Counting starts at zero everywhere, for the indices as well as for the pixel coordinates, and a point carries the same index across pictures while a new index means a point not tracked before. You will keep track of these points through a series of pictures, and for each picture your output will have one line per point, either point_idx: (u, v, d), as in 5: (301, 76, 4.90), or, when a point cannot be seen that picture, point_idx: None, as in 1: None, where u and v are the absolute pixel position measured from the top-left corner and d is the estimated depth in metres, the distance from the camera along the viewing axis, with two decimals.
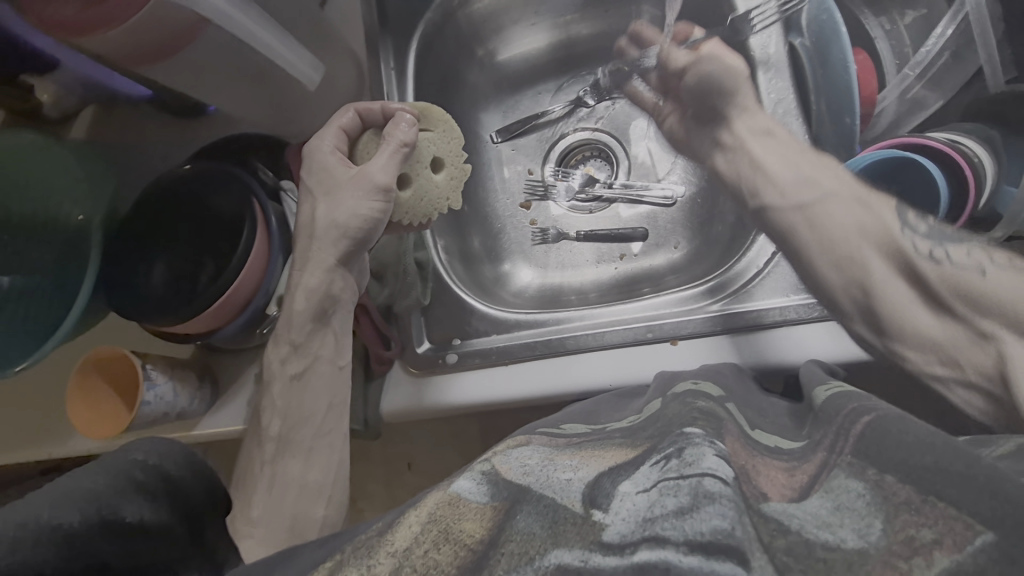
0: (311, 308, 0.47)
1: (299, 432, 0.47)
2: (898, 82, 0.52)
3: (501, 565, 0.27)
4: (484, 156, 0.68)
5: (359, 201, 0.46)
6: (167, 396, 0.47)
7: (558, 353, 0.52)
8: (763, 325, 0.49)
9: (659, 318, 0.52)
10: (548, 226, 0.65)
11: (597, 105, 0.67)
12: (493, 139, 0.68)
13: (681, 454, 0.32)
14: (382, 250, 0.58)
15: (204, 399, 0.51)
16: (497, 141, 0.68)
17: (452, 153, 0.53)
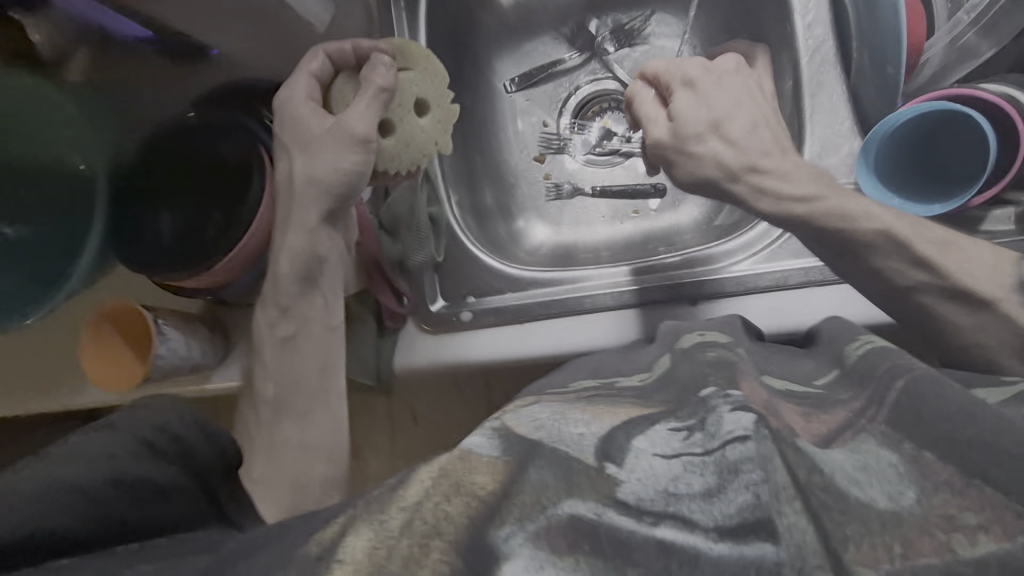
0: (297, 272, 0.52)
1: (293, 396, 0.54)
2: (950, 27, 0.55)
3: (514, 512, 0.31)
4: (499, 106, 0.75)
5: (338, 153, 0.49)
6: (180, 349, 0.56)
7: (572, 311, 0.61)
8: (787, 284, 0.57)
9: (677, 278, 0.60)
10: (563, 181, 0.74)
11: (616, 52, 0.75)
12: (508, 88, 0.75)
13: (703, 429, 0.36)
14: (398, 202, 0.64)
15: (216, 349, 0.61)
16: (513, 90, 0.75)
17: (434, 95, 0.57)
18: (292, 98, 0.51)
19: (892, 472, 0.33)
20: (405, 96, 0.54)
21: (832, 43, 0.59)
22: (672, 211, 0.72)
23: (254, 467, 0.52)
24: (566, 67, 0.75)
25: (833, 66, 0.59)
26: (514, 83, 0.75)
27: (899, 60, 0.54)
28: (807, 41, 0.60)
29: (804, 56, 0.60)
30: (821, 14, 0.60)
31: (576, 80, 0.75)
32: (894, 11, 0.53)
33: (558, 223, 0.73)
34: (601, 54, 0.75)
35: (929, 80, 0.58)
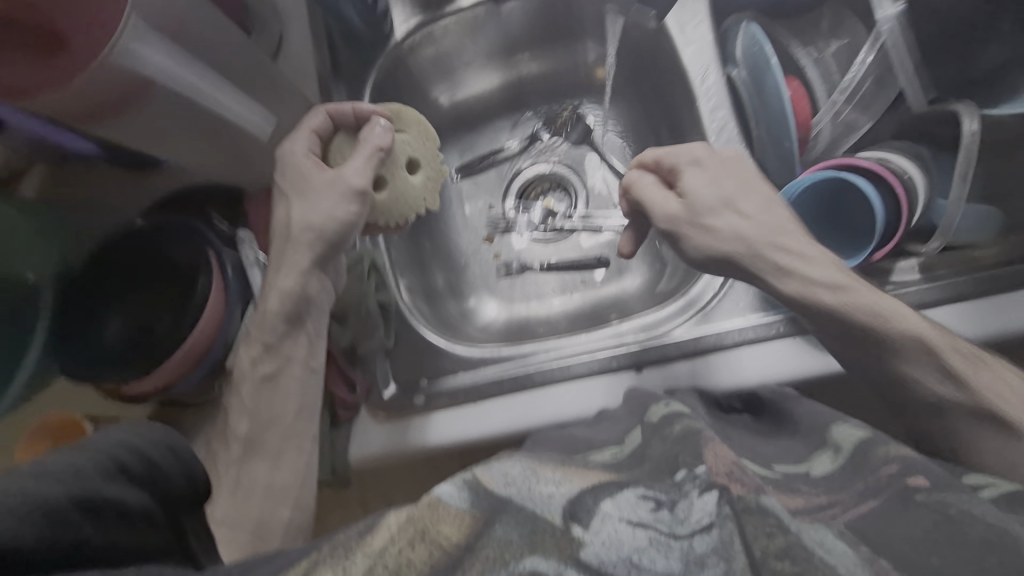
0: (286, 312, 0.58)
1: (266, 434, 0.58)
2: (829, 106, 0.63)
3: (476, 566, 0.31)
4: (446, 194, 0.80)
5: (335, 203, 0.57)
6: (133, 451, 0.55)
7: (524, 387, 0.62)
8: (728, 343, 0.59)
9: (621, 344, 0.63)
10: (512, 259, 0.78)
11: (550, 138, 0.81)
12: (454, 177, 0.80)
13: (672, 509, 0.35)
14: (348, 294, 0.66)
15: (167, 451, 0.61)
16: (458, 178, 0.80)
17: (424, 153, 0.66)
18: (295, 150, 0.59)
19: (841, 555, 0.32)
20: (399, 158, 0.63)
21: (735, 123, 0.66)
22: (617, 280, 0.75)
23: (220, 503, 0.57)
24: (506, 154, 0.81)
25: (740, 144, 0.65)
26: (460, 172, 0.80)
27: (792, 137, 0.60)
28: (713, 123, 0.66)
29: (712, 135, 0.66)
30: (722, 99, 0.66)
31: (516, 164, 0.81)
32: (778, 96, 0.59)
33: (508, 299, 0.76)
34: (537, 140, 0.81)
35: (823, 150, 0.65)
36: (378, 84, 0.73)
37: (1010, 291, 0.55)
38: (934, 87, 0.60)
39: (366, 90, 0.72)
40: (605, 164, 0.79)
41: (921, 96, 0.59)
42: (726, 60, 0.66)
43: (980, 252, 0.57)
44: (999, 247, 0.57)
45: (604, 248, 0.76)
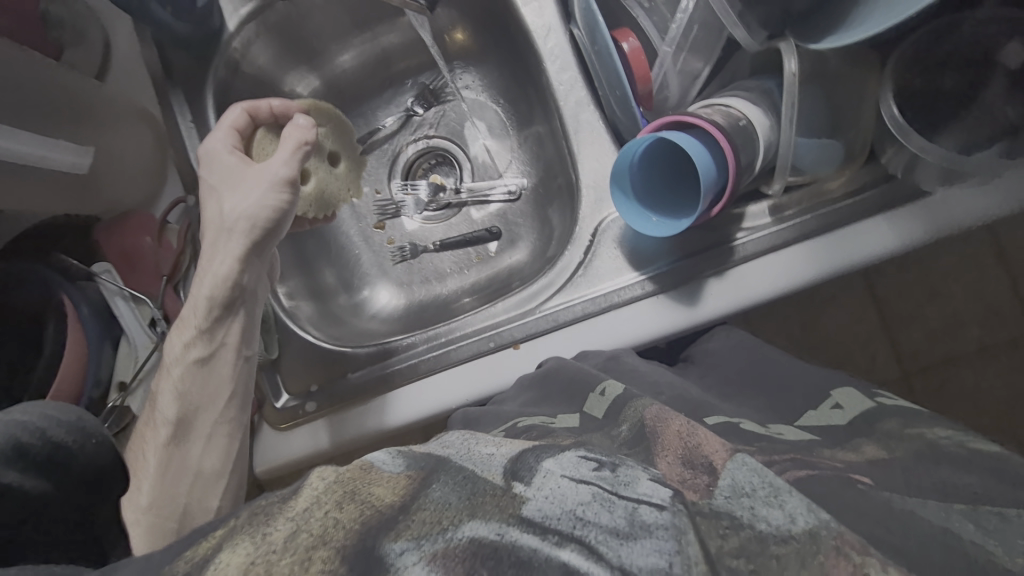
0: (221, 299, 0.54)
1: (198, 418, 0.55)
2: (661, 59, 0.59)
3: (410, 530, 0.29)
4: None
5: (264, 194, 0.52)
6: None
7: (408, 381, 0.62)
8: (609, 304, 0.58)
9: (500, 325, 0.61)
10: (405, 243, 0.77)
11: (426, 112, 0.78)
12: None
13: (615, 470, 0.36)
14: None
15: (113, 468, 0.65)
16: None
17: (344, 146, 0.65)
18: (217, 148, 0.56)
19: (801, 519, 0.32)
20: (320, 152, 0.62)
21: (583, 83, 0.63)
22: (510, 251, 0.74)
23: (147, 492, 0.52)
24: (384, 134, 0.79)
25: (589, 107, 0.62)
26: None
27: (623, 86, 0.58)
28: (561, 85, 0.63)
29: (562, 98, 0.63)
30: (567, 60, 0.63)
31: (397, 144, 0.79)
32: (609, 54, 0.57)
33: (405, 285, 0.76)
34: (413, 115, 0.79)
35: (676, 98, 0.61)
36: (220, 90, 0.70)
37: (854, 224, 0.53)
38: (763, 26, 0.51)
39: (207, 95, 0.69)
40: (485, 131, 0.77)
41: (757, 35, 0.51)
42: (568, 15, 0.63)
43: (830, 184, 0.54)
44: (845, 178, 0.53)
45: (494, 219, 0.75)
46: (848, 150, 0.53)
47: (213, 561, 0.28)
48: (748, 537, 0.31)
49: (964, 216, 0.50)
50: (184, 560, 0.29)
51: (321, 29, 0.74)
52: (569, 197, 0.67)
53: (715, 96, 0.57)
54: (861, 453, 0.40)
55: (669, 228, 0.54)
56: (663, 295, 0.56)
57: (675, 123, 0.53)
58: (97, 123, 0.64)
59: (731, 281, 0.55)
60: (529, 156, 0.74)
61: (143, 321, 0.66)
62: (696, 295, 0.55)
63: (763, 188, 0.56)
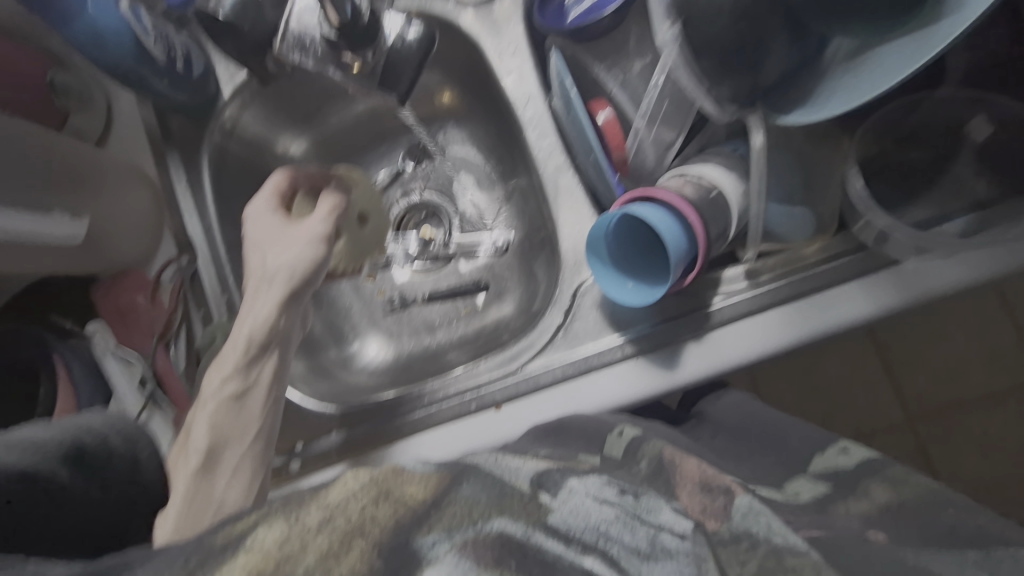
0: (262, 338, 0.54)
1: (224, 451, 0.52)
2: (634, 132, 0.62)
3: (442, 524, 0.29)
4: None
5: (303, 249, 0.55)
6: None
7: (395, 439, 0.63)
8: (591, 366, 0.59)
9: (482, 388, 0.62)
10: (395, 294, 0.78)
11: (414, 168, 0.81)
12: None
13: (638, 497, 0.36)
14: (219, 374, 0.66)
15: None
16: None
17: (371, 205, 0.67)
18: (259, 210, 0.58)
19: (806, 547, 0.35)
20: (353, 213, 0.64)
21: (561, 149, 0.66)
22: (498, 304, 0.75)
23: (173, 514, 0.48)
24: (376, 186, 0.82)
25: (567, 172, 0.66)
26: None
27: (596, 148, 0.60)
28: (541, 150, 0.67)
29: (541, 163, 0.67)
30: (544, 127, 0.67)
31: (388, 199, 0.81)
32: (582, 125, 0.60)
33: (394, 336, 0.77)
34: (402, 171, 0.81)
35: (653, 164, 0.63)
36: (215, 157, 0.75)
37: (828, 290, 0.53)
38: (732, 101, 0.53)
39: (203, 162, 0.74)
40: (473, 185, 0.80)
41: (724, 110, 0.53)
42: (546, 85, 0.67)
43: (805, 250, 0.54)
44: (819, 245, 0.54)
45: (482, 272, 0.77)
46: (819, 220, 0.54)
47: (246, 542, 0.27)
48: (765, 557, 0.34)
49: (941, 285, 0.51)
50: (223, 535, 0.29)
51: (314, 95, 0.79)
52: (551, 254, 0.69)
53: (688, 163, 0.60)
54: (861, 504, 0.45)
55: (646, 295, 0.56)
56: (642, 359, 0.58)
57: (645, 199, 0.55)
58: (95, 185, 0.66)
59: (708, 346, 0.56)
60: (516, 214, 0.77)
61: (133, 380, 0.68)
62: (674, 359, 0.57)
63: (739, 251, 0.59)
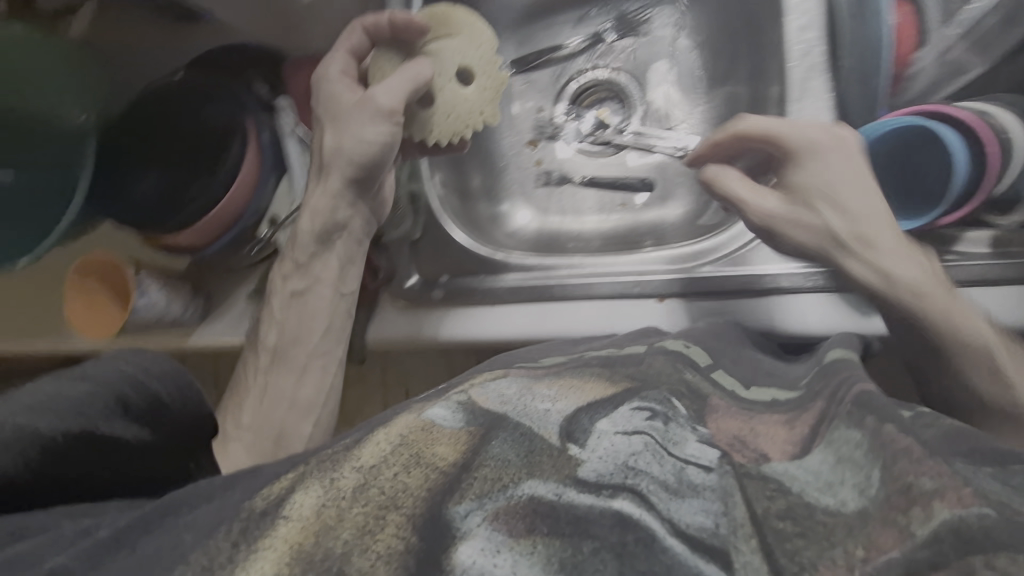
0: (315, 229, 0.61)
1: (292, 348, 0.62)
2: (939, 40, 0.58)
3: (474, 488, 0.30)
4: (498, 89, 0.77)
5: (364, 127, 0.55)
6: (158, 303, 0.67)
7: (546, 299, 0.63)
8: (768, 288, 0.58)
9: (647, 273, 0.62)
10: (553, 168, 0.76)
11: (616, 41, 0.76)
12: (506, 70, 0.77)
13: (666, 424, 0.36)
14: None
15: (196, 311, 0.71)
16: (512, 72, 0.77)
17: (480, 59, 0.60)
18: (329, 73, 0.58)
19: (860, 453, 0.33)
20: (447, 66, 0.59)
21: (824, 45, 0.60)
22: (659, 207, 0.73)
23: (247, 412, 0.60)
24: (564, 53, 0.77)
25: (821, 74, 0.60)
26: (512, 63, 0.77)
27: (880, 69, 0.57)
28: (797, 45, 0.61)
29: (794, 57, 0.61)
30: (812, 18, 0.61)
31: (575, 65, 0.77)
32: (880, 22, 0.57)
33: (542, 209, 0.76)
34: (600, 42, 0.76)
35: (919, 93, 0.60)
36: None
37: None
38: None
39: None
40: (671, 77, 0.75)
41: None
42: None
43: None
44: None
45: (651, 170, 0.74)
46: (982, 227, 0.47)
47: (286, 505, 0.30)
48: (795, 503, 0.31)
49: None
50: (260, 498, 0.31)
51: None
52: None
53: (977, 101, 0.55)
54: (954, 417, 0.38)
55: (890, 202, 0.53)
56: (835, 295, 0.56)
57: (928, 113, 0.54)
58: None
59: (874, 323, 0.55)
60: (712, 119, 0.73)
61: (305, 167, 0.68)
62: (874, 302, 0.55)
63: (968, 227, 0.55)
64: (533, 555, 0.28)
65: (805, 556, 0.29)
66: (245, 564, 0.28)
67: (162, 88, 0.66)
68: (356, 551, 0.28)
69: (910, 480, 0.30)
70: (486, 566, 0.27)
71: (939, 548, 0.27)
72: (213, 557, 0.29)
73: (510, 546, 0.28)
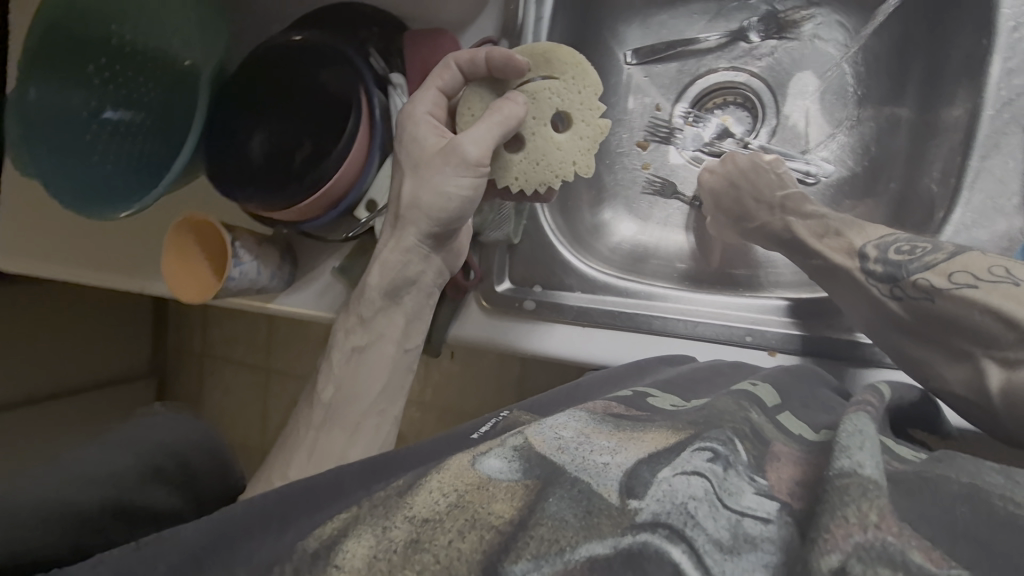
0: (383, 285, 0.62)
1: (349, 406, 0.61)
2: None
3: (530, 549, 0.26)
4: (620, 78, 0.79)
5: (451, 174, 0.56)
6: (250, 272, 0.66)
7: (647, 332, 0.64)
8: (882, 362, 0.58)
9: (760, 324, 0.63)
10: (663, 174, 0.79)
11: (758, 43, 0.76)
12: (629, 59, 0.79)
13: (726, 470, 0.32)
14: None
15: (282, 276, 0.72)
16: (632, 62, 0.79)
17: (580, 102, 0.58)
18: (417, 108, 0.59)
19: (859, 439, 0.34)
20: (544, 109, 0.58)
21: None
22: None
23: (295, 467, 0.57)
24: (700, 47, 0.78)
25: (1018, 130, 0.59)
26: (637, 53, 0.78)
27: None
28: (998, 91, 0.60)
29: (991, 105, 0.60)
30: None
31: (705, 62, 0.78)
32: None
33: (646, 220, 0.79)
34: (741, 40, 0.77)
35: None
36: None
37: None
38: None
39: None
40: (814, 93, 0.75)
41: None
42: None
43: None
44: None
45: None
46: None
47: (338, 550, 0.27)
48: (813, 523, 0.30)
49: None
50: (313, 538, 0.29)
51: None
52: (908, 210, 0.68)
53: None
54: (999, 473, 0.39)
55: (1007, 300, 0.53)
56: None
57: None
58: None
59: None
60: (852, 146, 0.74)
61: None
62: None
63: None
64: None
65: None
66: None
67: (276, 48, 0.66)
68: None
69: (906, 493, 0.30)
70: None
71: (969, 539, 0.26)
72: None
73: None
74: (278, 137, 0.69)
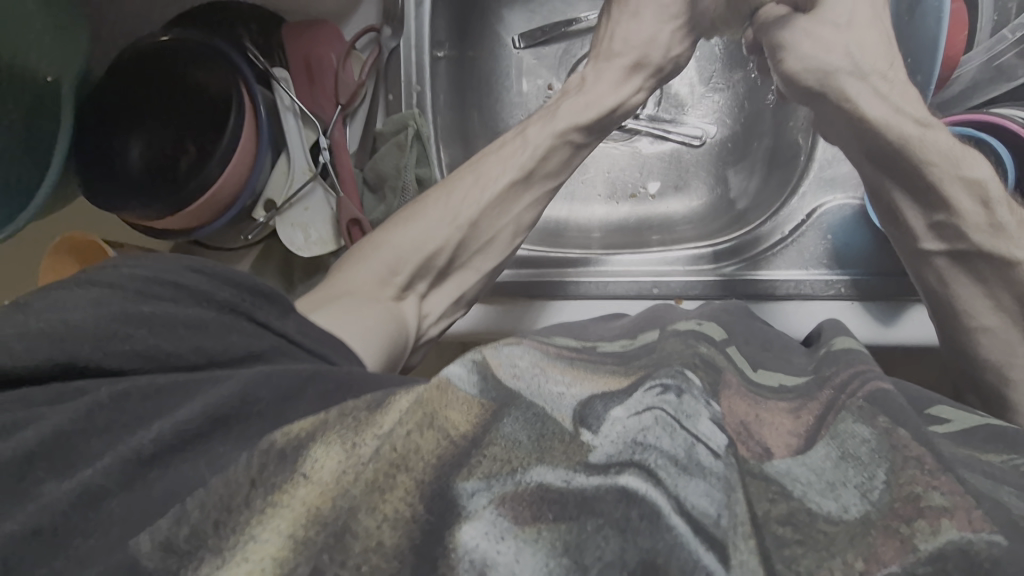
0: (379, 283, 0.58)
1: (539, 175, 0.59)
2: (991, 44, 0.61)
3: (481, 467, 0.28)
4: (509, 60, 0.82)
5: None
6: None
7: (561, 296, 0.67)
8: (781, 294, 0.63)
9: (667, 275, 0.67)
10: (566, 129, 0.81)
11: None
12: (516, 43, 0.81)
13: (679, 397, 0.33)
14: (384, 163, 0.68)
15: None
16: (520, 45, 0.81)
17: None
18: None
19: (867, 450, 0.31)
20: None
21: None
22: (669, 197, 0.81)
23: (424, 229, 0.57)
24: (582, 26, 0.80)
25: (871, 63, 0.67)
26: (522, 37, 0.81)
27: (929, 72, 0.60)
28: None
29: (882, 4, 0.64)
30: None
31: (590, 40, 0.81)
32: (939, 18, 0.58)
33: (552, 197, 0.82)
34: None
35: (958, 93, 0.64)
36: None
37: None
38: None
39: None
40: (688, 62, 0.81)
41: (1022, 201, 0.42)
42: None
43: None
44: None
45: (665, 157, 0.82)
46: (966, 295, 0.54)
47: (306, 452, 0.29)
48: (798, 507, 0.28)
49: None
50: (281, 434, 0.30)
51: None
52: (780, 159, 0.75)
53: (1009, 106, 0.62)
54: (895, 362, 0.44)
55: None
56: (858, 304, 0.62)
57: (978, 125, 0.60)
58: None
59: None
60: (730, 106, 0.80)
61: (306, 145, 0.67)
62: (894, 318, 0.60)
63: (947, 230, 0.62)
64: (537, 542, 0.26)
65: (804, 567, 0.25)
66: (263, 519, 0.26)
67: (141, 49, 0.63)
68: (363, 508, 0.27)
69: (918, 490, 0.28)
70: (489, 553, 0.25)
71: (942, 564, 0.25)
72: (231, 495, 0.27)
73: (516, 534, 0.26)
74: (156, 145, 0.65)
